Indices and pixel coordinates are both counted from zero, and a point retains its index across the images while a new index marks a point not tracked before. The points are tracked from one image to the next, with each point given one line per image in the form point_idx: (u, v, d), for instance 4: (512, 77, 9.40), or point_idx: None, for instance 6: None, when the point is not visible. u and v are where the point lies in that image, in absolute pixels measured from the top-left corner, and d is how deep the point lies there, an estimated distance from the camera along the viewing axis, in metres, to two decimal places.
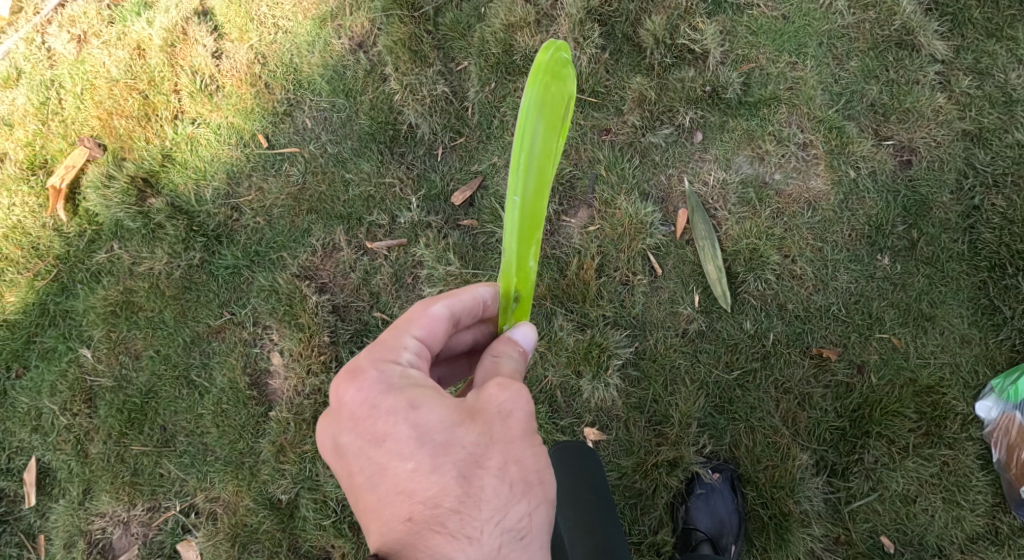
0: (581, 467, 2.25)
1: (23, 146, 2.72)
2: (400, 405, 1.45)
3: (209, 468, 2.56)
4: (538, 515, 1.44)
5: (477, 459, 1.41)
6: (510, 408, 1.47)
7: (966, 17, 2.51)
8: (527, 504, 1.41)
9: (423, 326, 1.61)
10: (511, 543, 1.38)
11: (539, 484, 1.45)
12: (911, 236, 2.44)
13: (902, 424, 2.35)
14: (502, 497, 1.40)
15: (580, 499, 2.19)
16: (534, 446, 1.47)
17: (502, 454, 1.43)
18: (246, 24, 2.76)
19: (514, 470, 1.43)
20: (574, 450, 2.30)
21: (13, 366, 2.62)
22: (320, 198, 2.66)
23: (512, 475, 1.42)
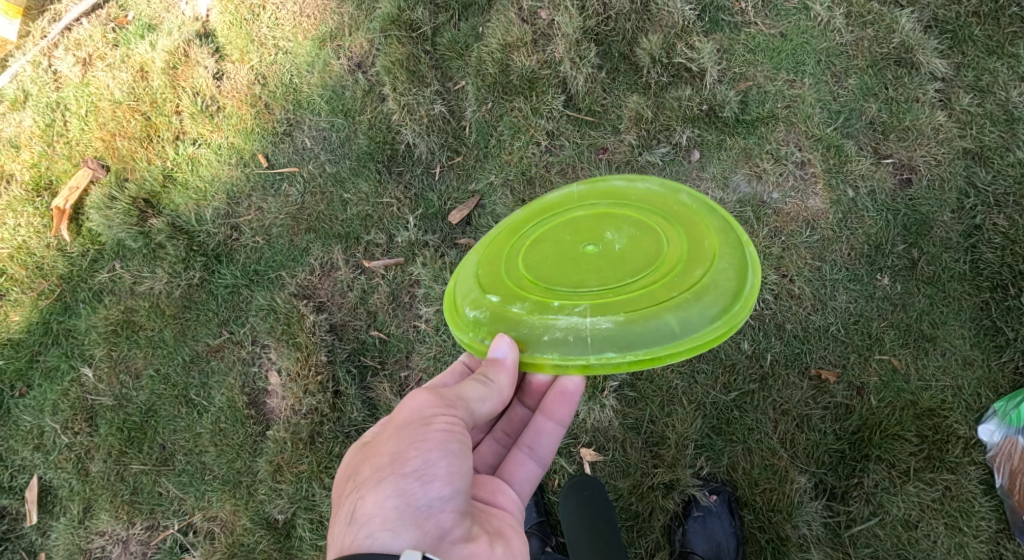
0: (588, 493, 2.26)
1: (28, 168, 2.77)
2: None
3: (207, 487, 2.57)
4: (383, 495, 1.46)
5: (349, 469, 1.61)
6: (390, 416, 1.65)
7: (966, 34, 2.51)
8: (367, 487, 1.49)
9: None
10: (348, 527, 1.46)
11: (386, 467, 1.50)
12: (911, 255, 2.43)
13: (902, 448, 2.32)
14: (351, 492, 1.52)
15: (592, 520, 2.17)
16: (394, 436, 1.56)
17: (363, 456, 1.58)
18: (247, 45, 2.80)
19: (368, 463, 1.54)
20: (579, 480, 2.30)
21: (17, 385, 2.66)
22: (318, 217, 2.68)
23: (363, 469, 1.54)
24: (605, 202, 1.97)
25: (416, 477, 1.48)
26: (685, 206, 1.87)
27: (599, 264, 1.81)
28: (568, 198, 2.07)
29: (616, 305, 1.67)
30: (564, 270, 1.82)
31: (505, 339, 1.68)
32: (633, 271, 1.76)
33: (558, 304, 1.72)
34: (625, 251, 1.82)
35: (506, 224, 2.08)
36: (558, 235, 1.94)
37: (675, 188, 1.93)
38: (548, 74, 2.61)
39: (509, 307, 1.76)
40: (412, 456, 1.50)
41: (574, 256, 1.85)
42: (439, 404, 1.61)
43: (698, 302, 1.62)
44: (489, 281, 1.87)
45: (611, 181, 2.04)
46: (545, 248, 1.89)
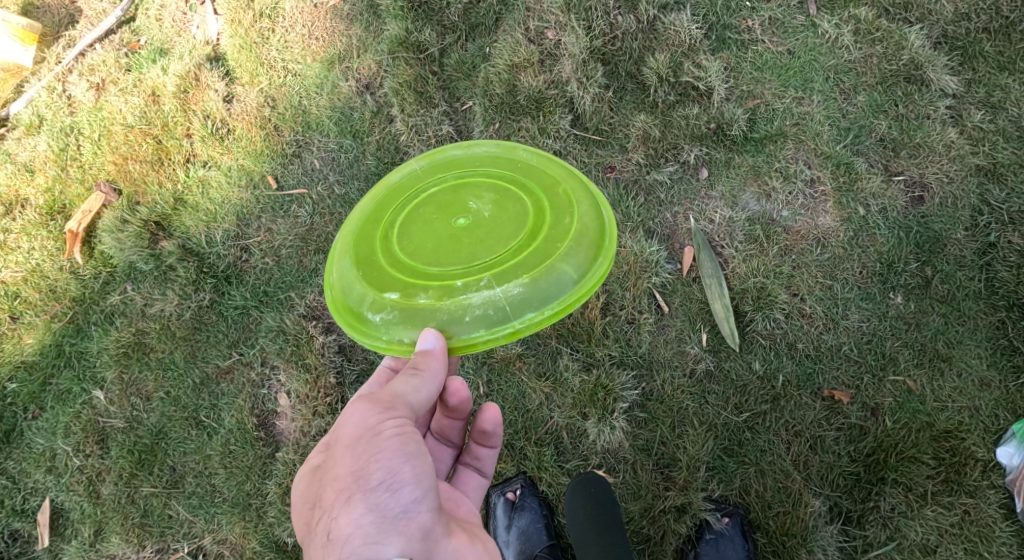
0: (592, 491, 2.26)
1: (43, 192, 2.80)
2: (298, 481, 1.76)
3: (217, 509, 2.58)
4: (357, 513, 1.47)
5: (315, 492, 1.60)
6: (342, 430, 1.63)
7: (977, 50, 2.48)
8: (338, 508, 1.50)
9: None
10: (327, 549, 1.47)
11: (353, 484, 1.51)
12: (925, 273, 2.41)
13: (919, 471, 2.29)
14: (324, 516, 1.53)
15: (597, 520, 2.20)
16: (352, 451, 1.55)
17: (324, 482, 1.58)
18: (257, 68, 2.82)
19: (332, 485, 1.55)
20: (584, 478, 2.30)
21: (30, 407, 2.68)
22: (327, 238, 2.69)
23: (329, 491, 1.54)
24: (456, 168, 2.00)
25: (385, 489, 1.50)
26: (525, 155, 1.98)
27: (479, 234, 1.82)
28: (409, 177, 2.03)
29: (511, 268, 1.71)
30: (450, 248, 1.80)
31: (426, 333, 1.65)
32: (513, 232, 1.80)
33: (463, 282, 1.71)
34: (496, 215, 1.85)
35: (359, 218, 1.98)
36: (424, 217, 1.90)
37: (511, 151, 2.00)
38: (555, 94, 2.62)
39: (415, 298, 1.72)
40: (375, 469, 1.51)
41: (447, 228, 1.85)
42: (382, 409, 1.61)
43: (580, 248, 1.74)
44: (372, 276, 1.80)
45: (448, 153, 2.06)
46: (418, 234, 1.86)
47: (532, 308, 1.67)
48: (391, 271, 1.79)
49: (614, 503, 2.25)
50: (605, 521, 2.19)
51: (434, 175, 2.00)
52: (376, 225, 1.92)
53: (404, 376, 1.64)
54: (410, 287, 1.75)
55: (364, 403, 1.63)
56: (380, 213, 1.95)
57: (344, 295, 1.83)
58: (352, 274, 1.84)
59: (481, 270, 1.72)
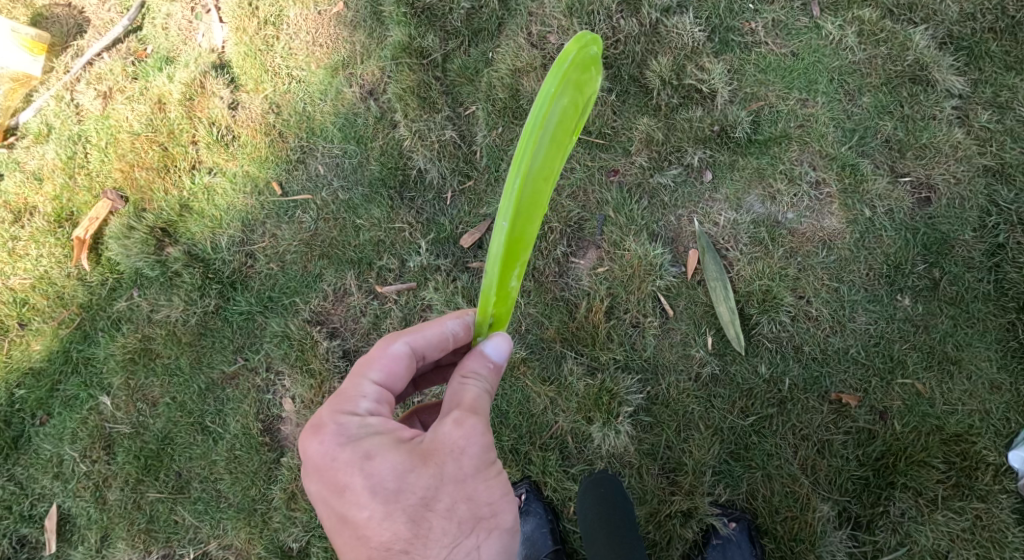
0: (605, 490, 2.28)
1: (51, 200, 2.83)
2: (356, 456, 1.58)
3: (222, 515, 2.59)
4: (492, 548, 1.57)
5: (427, 501, 1.54)
6: (463, 445, 1.58)
7: (983, 50, 2.46)
8: (476, 538, 1.55)
9: (382, 363, 1.73)
10: None
11: (489, 517, 1.58)
12: (933, 275, 2.38)
13: (929, 475, 2.27)
14: (450, 533, 1.54)
15: (608, 518, 2.21)
16: (487, 480, 1.59)
17: (449, 494, 1.55)
18: (262, 75, 2.84)
19: (462, 507, 1.56)
20: (598, 477, 2.33)
21: (38, 413, 2.70)
22: (331, 244, 2.70)
23: (462, 512, 1.55)
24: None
25: (512, 529, 1.62)
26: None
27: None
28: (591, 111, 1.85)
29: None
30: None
31: (503, 347, 1.71)
32: None
33: None
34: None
35: (573, 116, 1.66)
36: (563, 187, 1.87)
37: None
38: None
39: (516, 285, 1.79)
40: (506, 509, 1.62)
41: None
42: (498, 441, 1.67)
43: None
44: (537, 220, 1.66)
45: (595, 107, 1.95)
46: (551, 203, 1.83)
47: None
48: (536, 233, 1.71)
49: (624, 501, 2.26)
50: (615, 522, 2.21)
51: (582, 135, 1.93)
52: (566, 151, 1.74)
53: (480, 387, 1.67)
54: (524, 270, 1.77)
55: (481, 420, 1.62)
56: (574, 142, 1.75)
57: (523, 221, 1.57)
58: (533, 200, 1.58)
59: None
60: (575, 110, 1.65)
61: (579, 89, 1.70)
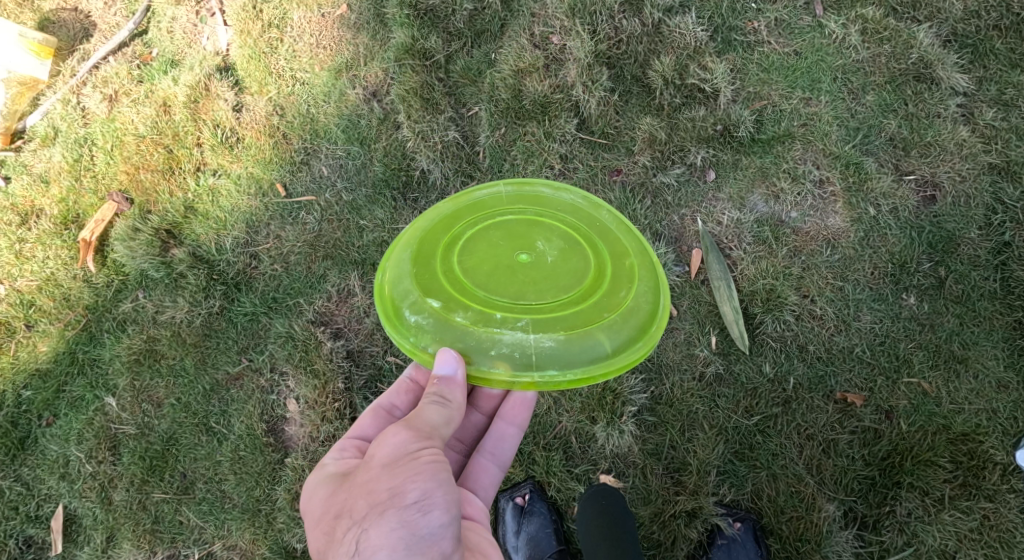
0: (607, 502, 2.28)
1: (57, 202, 2.84)
2: (305, 498, 1.75)
3: (227, 515, 2.60)
4: (387, 528, 1.47)
5: (339, 509, 1.58)
6: (375, 453, 1.62)
7: (987, 48, 2.46)
8: (369, 522, 1.48)
9: (356, 428, 2.00)
10: None
11: (388, 499, 1.50)
12: (938, 274, 2.37)
13: (936, 474, 2.25)
14: (346, 526, 1.51)
15: (611, 532, 2.20)
16: (391, 469, 1.55)
17: (353, 496, 1.56)
18: (266, 77, 2.85)
19: (364, 499, 1.53)
20: (599, 489, 2.33)
21: (44, 414, 2.71)
22: (335, 245, 2.71)
23: (358, 504, 1.52)
24: (538, 200, 2.07)
25: (418, 508, 1.50)
26: (609, 221, 2.02)
27: (538, 276, 1.87)
28: (492, 197, 2.08)
29: (553, 322, 1.77)
30: (503, 278, 1.86)
31: (442, 356, 1.69)
32: (569, 284, 1.86)
33: (501, 316, 1.77)
34: (561, 263, 1.90)
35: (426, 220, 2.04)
36: (491, 241, 1.95)
37: (596, 207, 2.05)
38: (560, 98, 2.62)
39: (453, 315, 1.78)
40: (411, 488, 1.51)
41: (510, 260, 1.91)
42: (422, 436, 1.63)
43: (624, 324, 1.79)
44: (422, 279, 1.85)
45: (535, 187, 2.11)
46: (482, 256, 1.91)
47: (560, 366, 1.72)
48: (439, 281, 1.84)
49: (626, 513, 2.26)
50: (615, 531, 2.20)
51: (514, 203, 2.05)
52: (444, 233, 1.97)
53: (433, 405, 1.68)
54: (455, 305, 1.79)
55: (396, 426, 1.65)
56: (453, 224, 1.99)
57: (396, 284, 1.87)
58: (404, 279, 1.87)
59: (525, 312, 1.79)
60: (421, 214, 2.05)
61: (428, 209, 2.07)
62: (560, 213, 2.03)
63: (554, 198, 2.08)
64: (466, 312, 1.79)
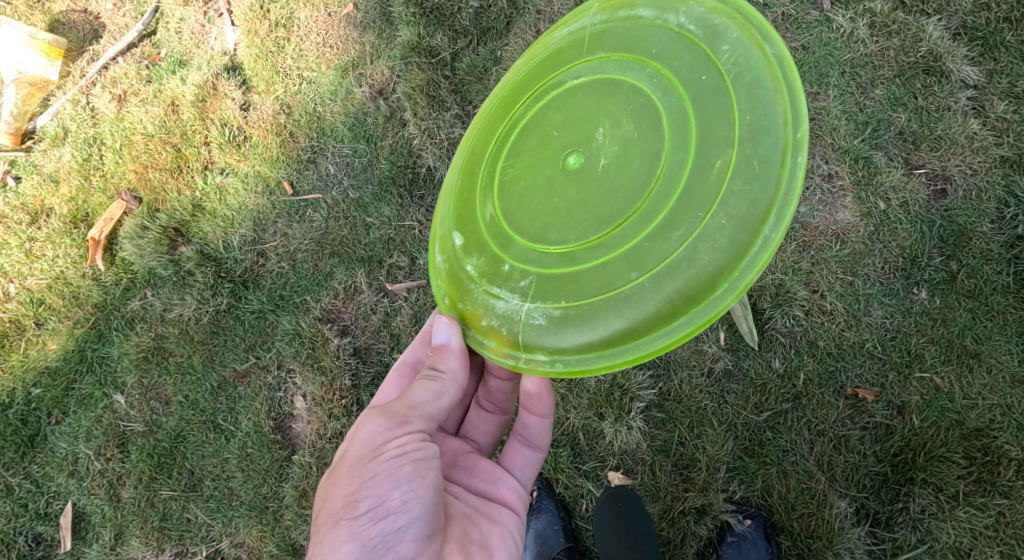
0: (622, 505, 2.27)
1: (66, 202, 2.86)
2: None
3: (234, 513, 2.60)
4: (339, 539, 1.52)
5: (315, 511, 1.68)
6: (347, 449, 1.68)
7: (999, 40, 2.42)
8: (324, 531, 1.55)
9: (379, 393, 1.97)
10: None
11: (343, 508, 1.56)
12: (950, 268, 2.34)
13: (949, 471, 2.22)
14: (312, 532, 1.60)
15: (629, 537, 2.22)
16: (350, 475, 1.60)
17: (324, 497, 1.64)
18: (272, 76, 2.86)
19: (327, 506, 1.60)
20: (614, 491, 2.32)
21: (53, 412, 2.73)
22: (342, 242, 2.71)
23: (322, 510, 1.60)
24: (631, 48, 1.65)
25: (369, 517, 1.53)
26: (706, 86, 1.52)
27: (576, 194, 1.63)
28: (577, 40, 1.77)
29: (563, 285, 1.59)
30: (532, 197, 1.69)
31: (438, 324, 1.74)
32: (606, 209, 1.59)
33: (508, 271, 1.67)
34: (611, 168, 1.60)
35: (503, 93, 1.91)
36: (546, 123, 1.74)
37: (702, 62, 1.55)
38: None
39: (466, 260, 1.75)
40: (364, 495, 1.55)
41: (552, 164, 1.68)
42: (394, 423, 1.65)
43: (653, 291, 1.50)
44: (458, 206, 1.83)
45: (633, 19, 1.68)
46: (527, 156, 1.74)
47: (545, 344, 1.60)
48: (473, 198, 1.79)
49: (643, 515, 2.25)
50: (633, 537, 2.21)
51: (597, 54, 1.71)
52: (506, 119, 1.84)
53: (422, 384, 1.72)
54: (472, 245, 1.75)
55: (372, 416, 1.70)
56: (517, 100, 1.84)
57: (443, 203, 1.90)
58: (452, 194, 1.87)
59: (535, 265, 1.64)
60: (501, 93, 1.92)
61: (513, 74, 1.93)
62: (645, 72, 1.61)
63: (651, 43, 1.62)
64: (478, 255, 1.73)
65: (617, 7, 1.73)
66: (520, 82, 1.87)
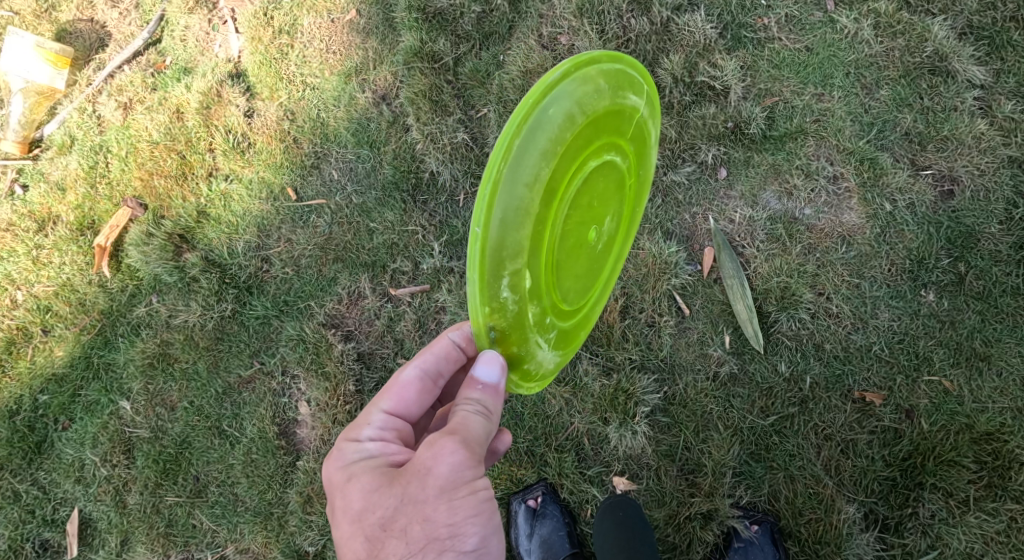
0: (622, 514, 2.27)
1: (73, 209, 2.87)
2: (342, 477, 1.69)
3: (239, 519, 2.62)
4: None
5: (386, 520, 1.56)
6: (431, 465, 1.55)
7: (1005, 39, 2.40)
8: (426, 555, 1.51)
9: (395, 389, 1.84)
10: None
11: (448, 538, 1.52)
12: (958, 269, 2.33)
13: (960, 475, 2.21)
14: (402, 550, 1.52)
15: (628, 544, 2.21)
16: (451, 502, 1.54)
17: (410, 515, 1.54)
18: (276, 83, 2.87)
19: (421, 528, 1.52)
20: (613, 500, 2.32)
21: (60, 419, 2.74)
22: (346, 247, 2.72)
23: (415, 530, 1.52)
24: (637, 154, 1.88)
25: (474, 555, 1.54)
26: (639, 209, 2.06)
27: (580, 264, 1.82)
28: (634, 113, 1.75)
29: (564, 341, 1.85)
30: (567, 259, 1.74)
31: (495, 365, 1.59)
32: (586, 280, 1.90)
33: (549, 324, 1.72)
34: (596, 251, 1.89)
35: (588, 110, 1.55)
36: (593, 185, 1.71)
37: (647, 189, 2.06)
38: None
39: (529, 307, 1.59)
40: (470, 531, 1.55)
41: (585, 230, 1.76)
42: (476, 461, 1.58)
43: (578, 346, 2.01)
44: (535, 238, 1.52)
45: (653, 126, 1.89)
46: (576, 213, 1.68)
47: (547, 381, 1.82)
48: (542, 235, 1.54)
49: (643, 523, 2.25)
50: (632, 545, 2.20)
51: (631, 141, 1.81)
52: (582, 154, 1.60)
53: (475, 417, 1.62)
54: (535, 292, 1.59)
55: (454, 439, 1.57)
56: (593, 138, 1.61)
57: (508, 217, 1.44)
58: (525, 217, 1.47)
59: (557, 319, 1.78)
60: (580, 110, 1.53)
61: (587, 90, 1.54)
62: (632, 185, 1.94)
63: (642, 160, 1.93)
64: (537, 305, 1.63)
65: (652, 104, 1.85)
66: (598, 115, 1.60)
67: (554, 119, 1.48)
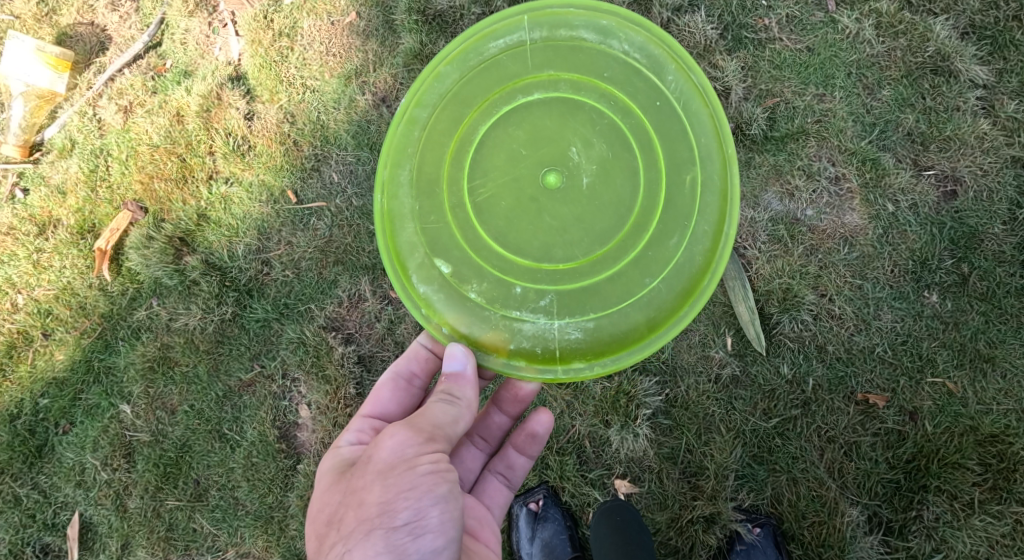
0: (619, 519, 2.25)
1: (73, 212, 2.87)
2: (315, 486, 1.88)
3: (240, 522, 2.62)
4: (374, 547, 1.55)
5: (334, 511, 1.68)
6: (373, 453, 1.70)
7: (1007, 39, 2.39)
8: (357, 535, 1.57)
9: (373, 397, 2.07)
10: None
11: (378, 516, 1.58)
12: (960, 271, 2.32)
13: (964, 478, 2.19)
14: (339, 534, 1.61)
15: (626, 550, 2.18)
16: (385, 482, 1.62)
17: (349, 500, 1.65)
18: (276, 85, 2.85)
19: (356, 511, 1.61)
20: (611, 506, 2.30)
21: (61, 422, 2.73)
22: (346, 250, 2.71)
23: (351, 512, 1.62)
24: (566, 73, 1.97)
25: (409, 530, 1.58)
26: (662, 108, 1.94)
27: (564, 213, 1.95)
28: (515, 54, 1.98)
29: (586, 300, 1.91)
30: (518, 220, 1.96)
31: (459, 354, 1.83)
32: (601, 225, 1.94)
33: (520, 292, 1.92)
34: (594, 186, 1.95)
35: (436, 99, 1.99)
36: (513, 141, 1.98)
37: (654, 89, 1.95)
38: None
39: (465, 288, 1.93)
40: (402, 507, 1.59)
41: (530, 183, 1.95)
42: (419, 440, 1.69)
43: (666, 291, 1.90)
44: (432, 219, 1.96)
45: (574, 36, 1.96)
46: (496, 176, 1.97)
47: (580, 353, 1.89)
48: (446, 220, 1.96)
49: (641, 529, 2.23)
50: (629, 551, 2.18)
51: (542, 72, 1.97)
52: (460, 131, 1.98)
53: (440, 404, 1.79)
54: (467, 271, 1.94)
55: (398, 425, 1.72)
56: (462, 114, 1.98)
57: (398, 224, 1.97)
58: (413, 216, 1.96)
59: (549, 284, 1.92)
60: (425, 105, 1.99)
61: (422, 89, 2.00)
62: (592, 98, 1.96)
63: (591, 67, 1.96)
64: (479, 283, 1.93)
65: (552, 24, 1.97)
66: (455, 91, 1.99)
67: (410, 135, 1.99)
